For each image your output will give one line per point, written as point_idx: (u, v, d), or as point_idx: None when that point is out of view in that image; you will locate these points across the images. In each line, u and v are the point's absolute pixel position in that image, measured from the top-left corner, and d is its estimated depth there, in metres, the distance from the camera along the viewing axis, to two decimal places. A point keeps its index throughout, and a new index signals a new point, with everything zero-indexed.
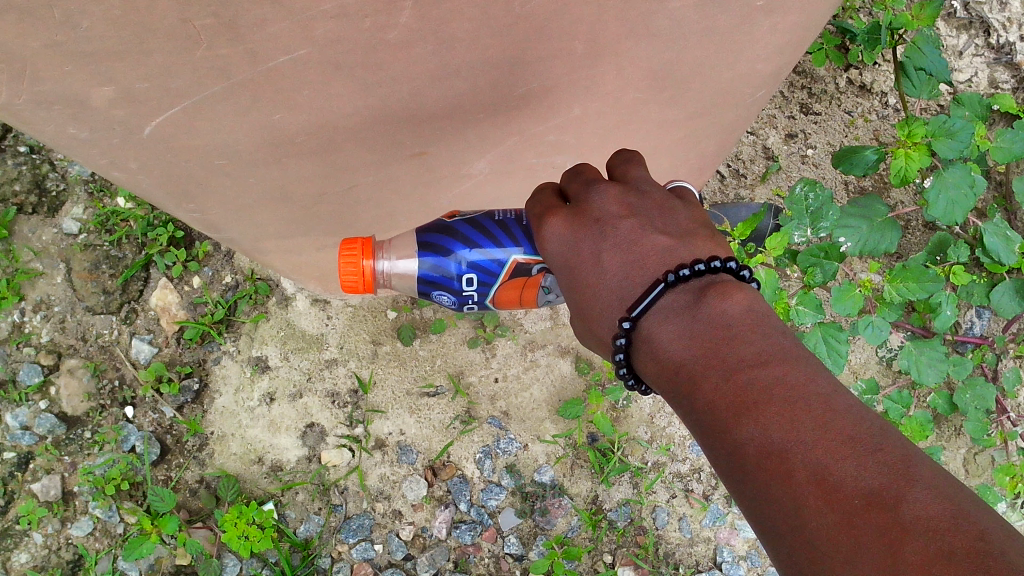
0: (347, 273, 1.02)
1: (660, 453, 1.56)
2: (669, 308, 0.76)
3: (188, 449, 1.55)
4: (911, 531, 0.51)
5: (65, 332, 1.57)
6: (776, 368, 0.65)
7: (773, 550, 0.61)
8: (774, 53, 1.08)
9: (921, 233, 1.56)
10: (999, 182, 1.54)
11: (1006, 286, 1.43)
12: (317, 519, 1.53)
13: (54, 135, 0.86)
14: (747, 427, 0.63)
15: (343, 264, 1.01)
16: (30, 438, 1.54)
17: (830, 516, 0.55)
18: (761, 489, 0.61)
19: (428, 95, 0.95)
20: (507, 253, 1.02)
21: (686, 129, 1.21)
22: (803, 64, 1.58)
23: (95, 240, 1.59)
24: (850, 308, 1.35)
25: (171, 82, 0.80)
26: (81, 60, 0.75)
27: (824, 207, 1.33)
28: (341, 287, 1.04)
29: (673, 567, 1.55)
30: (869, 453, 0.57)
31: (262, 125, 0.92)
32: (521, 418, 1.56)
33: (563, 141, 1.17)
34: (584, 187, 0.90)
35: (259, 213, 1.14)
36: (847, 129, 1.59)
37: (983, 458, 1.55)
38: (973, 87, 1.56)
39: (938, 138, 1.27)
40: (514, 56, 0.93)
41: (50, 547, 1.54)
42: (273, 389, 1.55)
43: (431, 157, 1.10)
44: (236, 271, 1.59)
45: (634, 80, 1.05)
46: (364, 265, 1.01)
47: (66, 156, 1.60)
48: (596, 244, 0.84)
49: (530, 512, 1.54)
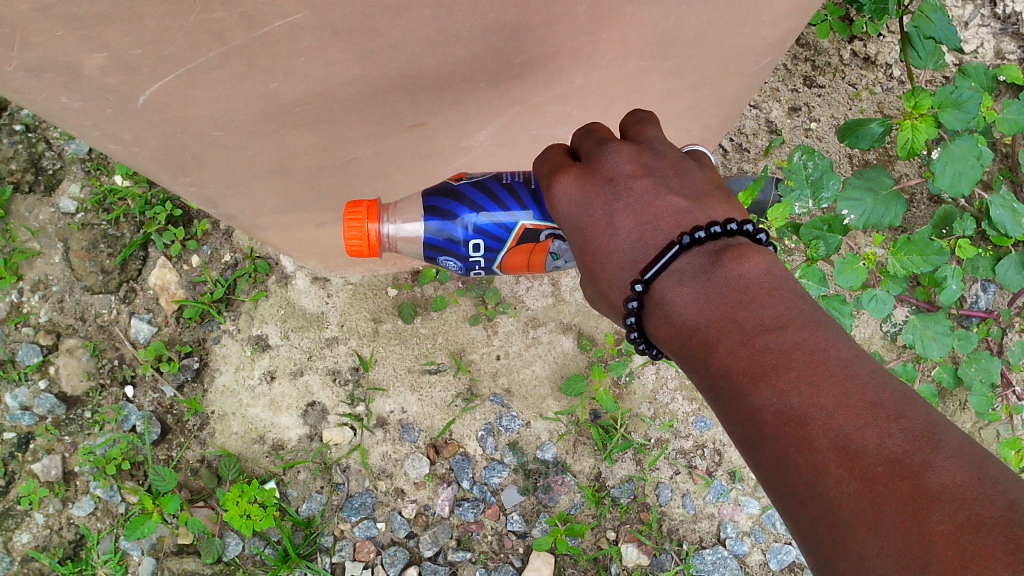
0: (352, 236, 1.02)
1: (662, 429, 1.55)
2: (684, 272, 0.74)
3: (188, 428, 1.55)
4: (936, 499, 0.51)
5: (64, 312, 1.56)
6: (795, 333, 0.64)
7: (790, 517, 0.60)
8: (779, 19, 1.07)
9: (926, 206, 1.55)
10: (1005, 154, 1.53)
11: (1012, 259, 1.41)
12: (319, 498, 1.52)
13: (47, 104, 0.85)
14: (764, 392, 0.62)
15: (349, 227, 1.02)
16: (30, 418, 1.54)
17: (851, 483, 0.54)
18: (778, 455, 0.60)
19: (428, 63, 0.94)
20: (514, 217, 1.00)
21: (690, 98, 1.20)
22: (807, 37, 1.56)
23: (93, 219, 1.58)
24: (853, 282, 1.33)
25: (165, 48, 0.79)
26: (71, 25, 0.73)
27: (824, 176, 1.31)
28: (348, 251, 1.05)
29: (676, 544, 1.53)
30: (893, 419, 0.55)
31: (259, 95, 0.90)
32: (523, 395, 1.55)
33: (565, 112, 1.16)
34: (597, 147, 0.89)
35: (258, 187, 1.13)
36: (852, 101, 1.56)
37: (988, 432, 1.54)
38: (979, 58, 1.54)
39: (945, 109, 1.25)
40: (515, 21, 0.91)
41: (52, 527, 1.53)
42: (273, 367, 1.54)
43: (431, 128, 1.09)
44: (234, 250, 1.57)
45: (638, 46, 1.04)
46: (369, 228, 1.02)
47: (62, 134, 1.59)
48: (609, 204, 0.83)
49: (532, 489, 1.53)
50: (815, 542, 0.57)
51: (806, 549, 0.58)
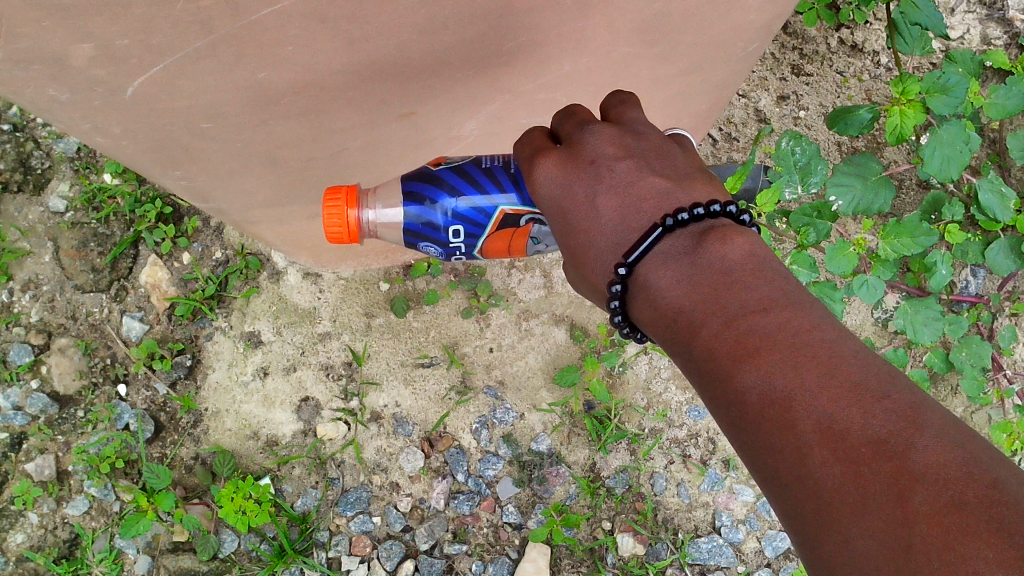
0: (332, 223, 1.02)
1: (657, 419, 1.55)
2: (667, 254, 0.75)
3: (182, 426, 1.55)
4: (920, 480, 0.50)
5: (55, 311, 1.56)
6: (779, 315, 0.64)
7: (774, 498, 0.60)
8: (766, 4, 1.07)
9: (915, 191, 1.56)
10: (993, 139, 1.55)
11: (1001, 245, 1.41)
12: (314, 493, 1.52)
13: (34, 97, 0.85)
14: (748, 374, 0.62)
15: (327, 214, 1.01)
16: (22, 418, 1.54)
17: (834, 464, 0.54)
18: (763, 436, 0.60)
19: (415, 51, 0.94)
20: (493, 202, 1.00)
21: (678, 84, 1.20)
22: (794, 25, 1.56)
23: (83, 218, 1.57)
24: (844, 268, 1.33)
25: (152, 37, 0.79)
26: (58, 16, 0.73)
27: (812, 162, 1.32)
28: (328, 238, 1.04)
29: (672, 533, 1.53)
30: (876, 400, 0.55)
31: (248, 85, 0.90)
32: (517, 387, 1.55)
33: (554, 100, 1.16)
34: (578, 128, 0.89)
35: (249, 180, 1.13)
36: (839, 89, 1.57)
37: (980, 416, 1.56)
38: (966, 44, 1.55)
39: (932, 95, 1.24)
40: (502, 8, 0.91)
41: (47, 526, 1.53)
42: (266, 362, 1.54)
43: (420, 118, 1.09)
44: (225, 246, 1.57)
45: (625, 32, 1.04)
46: (349, 215, 1.01)
47: (51, 133, 1.58)
48: (591, 186, 0.83)
49: (528, 480, 1.53)
50: (800, 524, 0.57)
51: (792, 532, 0.58)
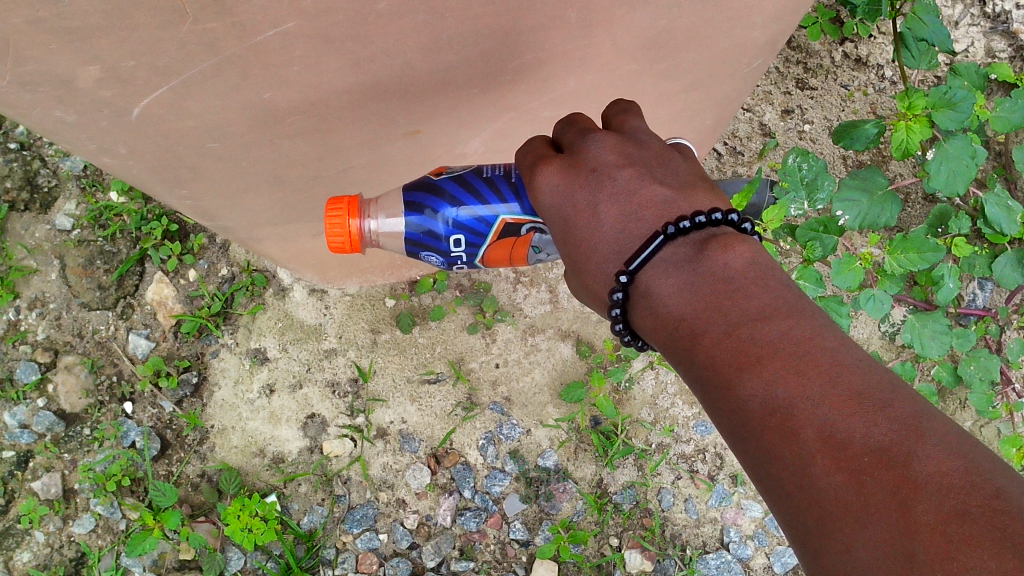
0: (334, 233, 1.02)
1: (663, 434, 1.55)
2: (669, 262, 0.74)
3: (188, 443, 1.54)
4: (923, 490, 0.50)
5: (62, 329, 1.56)
6: (781, 323, 0.63)
7: (777, 507, 0.60)
8: (770, 21, 1.08)
9: (921, 206, 1.56)
10: (998, 152, 1.55)
11: (1009, 257, 1.41)
12: (320, 510, 1.52)
13: (41, 119, 0.85)
14: (750, 382, 0.61)
15: (330, 224, 1.02)
16: (29, 436, 1.54)
17: (837, 473, 0.54)
18: (765, 445, 0.60)
19: (420, 70, 0.94)
20: (494, 211, 0.99)
21: (683, 100, 1.20)
22: (798, 39, 1.57)
23: (89, 236, 1.58)
24: (851, 282, 1.33)
25: (158, 59, 0.79)
26: (64, 38, 0.74)
27: (818, 178, 1.31)
28: (331, 249, 1.05)
29: (680, 549, 1.53)
30: (878, 409, 0.55)
31: (253, 105, 0.90)
32: (523, 403, 1.55)
33: (559, 116, 1.16)
34: (580, 137, 0.89)
35: (254, 198, 1.13)
36: (844, 103, 1.57)
37: (989, 430, 1.55)
38: (970, 58, 1.55)
39: (938, 109, 1.24)
40: (507, 26, 0.92)
41: (53, 545, 1.53)
42: (272, 379, 1.54)
43: (426, 135, 1.09)
44: (231, 263, 1.57)
45: (629, 49, 1.05)
46: (350, 224, 1.01)
47: (58, 151, 1.60)
48: (593, 194, 0.83)
49: (535, 496, 1.52)
50: (802, 532, 0.56)
51: (794, 541, 0.58)
